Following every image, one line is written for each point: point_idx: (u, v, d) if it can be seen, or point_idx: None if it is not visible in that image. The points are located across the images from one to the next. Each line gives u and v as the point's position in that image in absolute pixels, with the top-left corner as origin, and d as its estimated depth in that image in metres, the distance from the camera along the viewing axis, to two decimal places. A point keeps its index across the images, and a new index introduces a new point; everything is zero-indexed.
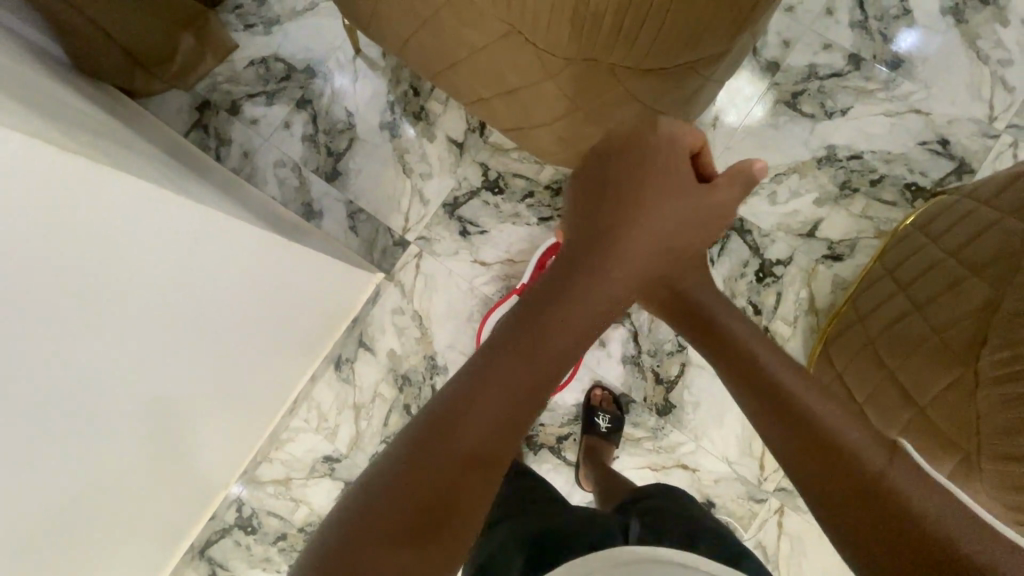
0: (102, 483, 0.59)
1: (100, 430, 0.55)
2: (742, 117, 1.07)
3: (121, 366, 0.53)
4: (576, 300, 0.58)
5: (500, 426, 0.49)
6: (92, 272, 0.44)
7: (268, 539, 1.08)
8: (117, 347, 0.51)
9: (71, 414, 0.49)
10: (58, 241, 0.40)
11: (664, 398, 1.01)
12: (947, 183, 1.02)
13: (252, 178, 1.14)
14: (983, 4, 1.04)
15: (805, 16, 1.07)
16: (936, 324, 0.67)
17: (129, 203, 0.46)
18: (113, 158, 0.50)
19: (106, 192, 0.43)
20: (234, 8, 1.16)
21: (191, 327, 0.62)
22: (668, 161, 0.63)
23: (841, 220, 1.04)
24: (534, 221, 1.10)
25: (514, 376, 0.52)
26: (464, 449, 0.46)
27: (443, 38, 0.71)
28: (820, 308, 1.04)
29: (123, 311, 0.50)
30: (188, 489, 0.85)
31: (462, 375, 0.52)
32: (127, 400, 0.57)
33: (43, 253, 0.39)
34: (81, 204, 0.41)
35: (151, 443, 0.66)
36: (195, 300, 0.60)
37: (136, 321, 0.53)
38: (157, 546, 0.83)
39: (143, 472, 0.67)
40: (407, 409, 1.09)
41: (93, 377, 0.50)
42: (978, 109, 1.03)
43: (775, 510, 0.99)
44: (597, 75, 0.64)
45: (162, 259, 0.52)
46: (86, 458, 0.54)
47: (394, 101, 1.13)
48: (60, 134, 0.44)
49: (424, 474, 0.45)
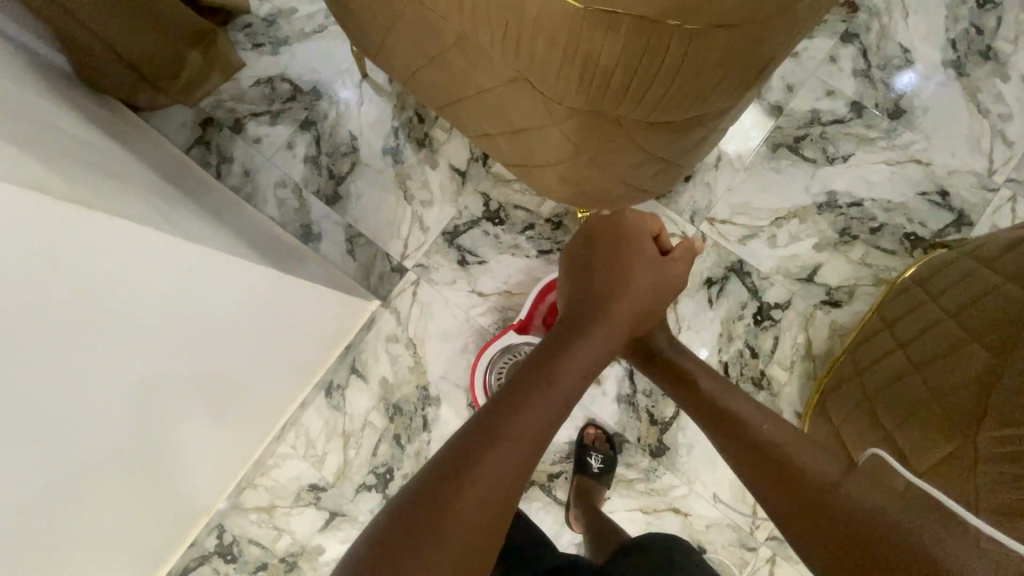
0: (77, 505, 0.57)
1: (82, 443, 0.53)
2: (744, 158, 1.08)
3: (112, 375, 0.52)
4: (578, 350, 0.70)
5: (529, 453, 0.58)
6: (69, 281, 0.42)
7: (248, 568, 1.05)
8: (105, 355, 0.50)
9: (53, 421, 0.47)
10: (20, 256, 0.38)
11: (658, 439, 1.00)
12: (945, 235, 1.03)
13: (252, 197, 1.13)
14: (984, 58, 1.06)
15: (808, 61, 1.09)
16: (937, 389, 0.67)
17: (87, 232, 0.43)
18: (91, 189, 0.49)
19: (67, 219, 0.41)
20: (243, 27, 1.16)
21: (186, 337, 0.61)
22: (641, 238, 0.82)
23: (840, 267, 1.04)
24: (533, 253, 1.09)
25: (535, 415, 0.61)
26: (502, 462, 0.55)
27: (450, 75, 0.71)
28: (818, 355, 1.03)
29: (111, 319, 0.48)
30: (168, 515, 0.83)
31: (495, 403, 0.61)
32: (111, 412, 0.55)
33: (33, 275, 0.39)
34: (33, 226, 0.38)
35: (134, 464, 0.64)
36: (187, 309, 0.59)
37: (125, 328, 0.51)
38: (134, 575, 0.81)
39: (128, 492, 0.66)
40: (397, 438, 1.07)
41: (85, 394, 0.50)
42: (978, 162, 1.04)
43: (767, 559, 0.97)
44: (603, 125, 0.63)
45: (147, 269, 0.51)
46: (65, 471, 0.52)
47: (399, 127, 1.14)
48: (37, 168, 0.42)
49: (471, 480, 0.52)
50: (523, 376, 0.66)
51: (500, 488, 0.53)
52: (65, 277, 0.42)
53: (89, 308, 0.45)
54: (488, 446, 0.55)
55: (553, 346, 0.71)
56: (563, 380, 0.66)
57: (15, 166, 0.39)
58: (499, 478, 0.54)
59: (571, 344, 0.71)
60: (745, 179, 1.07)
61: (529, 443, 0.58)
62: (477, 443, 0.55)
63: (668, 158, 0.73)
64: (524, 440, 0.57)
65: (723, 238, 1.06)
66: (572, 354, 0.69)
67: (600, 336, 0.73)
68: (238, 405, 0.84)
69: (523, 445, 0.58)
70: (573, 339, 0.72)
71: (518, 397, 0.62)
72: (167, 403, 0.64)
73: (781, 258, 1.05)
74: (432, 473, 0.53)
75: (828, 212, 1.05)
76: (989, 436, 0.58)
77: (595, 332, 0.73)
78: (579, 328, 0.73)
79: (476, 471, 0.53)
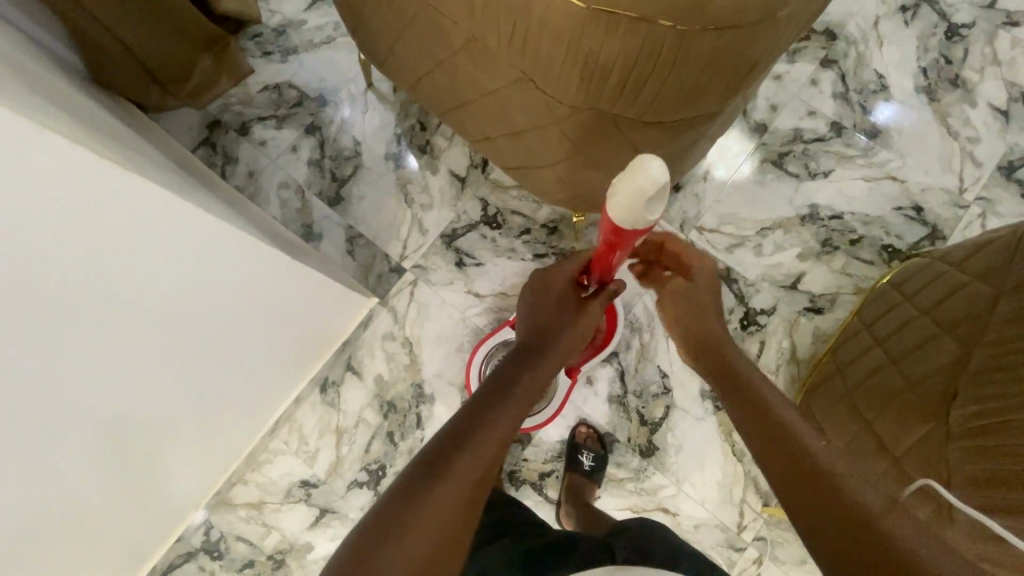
0: (59, 493, 0.59)
1: (74, 432, 0.56)
2: (731, 173, 1.13)
3: (108, 353, 0.54)
4: (526, 375, 0.74)
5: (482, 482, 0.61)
6: (85, 259, 0.44)
7: (235, 566, 1.04)
8: (104, 342, 0.52)
9: (44, 403, 0.50)
10: (56, 218, 0.40)
11: (648, 439, 1.02)
12: (921, 247, 1.08)
13: (255, 197, 1.16)
14: (953, 85, 1.13)
15: (791, 83, 1.15)
16: (911, 378, 0.71)
17: (135, 203, 0.46)
18: (131, 163, 0.51)
19: (120, 189, 0.44)
20: (254, 36, 1.21)
21: (186, 330, 0.63)
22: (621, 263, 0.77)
23: (823, 276, 1.09)
24: (529, 257, 1.13)
25: (490, 442, 0.63)
26: (458, 489, 0.58)
27: (456, 78, 0.75)
28: (801, 359, 1.07)
29: (119, 298, 0.50)
30: (147, 509, 0.82)
31: (453, 428, 0.64)
32: (99, 397, 0.57)
33: (65, 240, 0.42)
34: (89, 190, 0.41)
35: (120, 448, 0.65)
36: (188, 299, 0.60)
37: (129, 313, 0.53)
38: (110, 564, 0.81)
39: (108, 478, 0.67)
40: (391, 436, 1.07)
41: (77, 368, 0.51)
42: (949, 181, 1.10)
43: (753, 560, 0.98)
44: (601, 125, 0.67)
45: (170, 248, 0.53)
46: (51, 452, 0.54)
47: (401, 134, 1.18)
48: (94, 141, 0.46)
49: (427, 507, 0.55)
50: (482, 405, 0.68)
51: (448, 525, 0.56)
52: (94, 243, 0.44)
53: (102, 282, 0.47)
54: (444, 470, 0.59)
55: (509, 370, 0.74)
56: (510, 401, 0.69)
57: (76, 135, 0.42)
58: (445, 508, 0.56)
59: (523, 370, 0.74)
60: (732, 191, 1.12)
61: (481, 468, 0.61)
62: (433, 472, 0.58)
63: (659, 161, 0.77)
64: (479, 467, 0.61)
65: (711, 246, 1.11)
66: (522, 377, 0.73)
67: (545, 365, 0.77)
68: (232, 398, 0.85)
69: (476, 473, 0.61)
70: (526, 367, 0.75)
71: (473, 428, 0.64)
72: (160, 386, 0.66)
73: (766, 267, 1.10)
74: (395, 499, 0.56)
75: (811, 224, 1.10)
76: (959, 413, 0.61)
77: (539, 363, 0.76)
78: (533, 357, 0.77)
79: (432, 494, 0.56)
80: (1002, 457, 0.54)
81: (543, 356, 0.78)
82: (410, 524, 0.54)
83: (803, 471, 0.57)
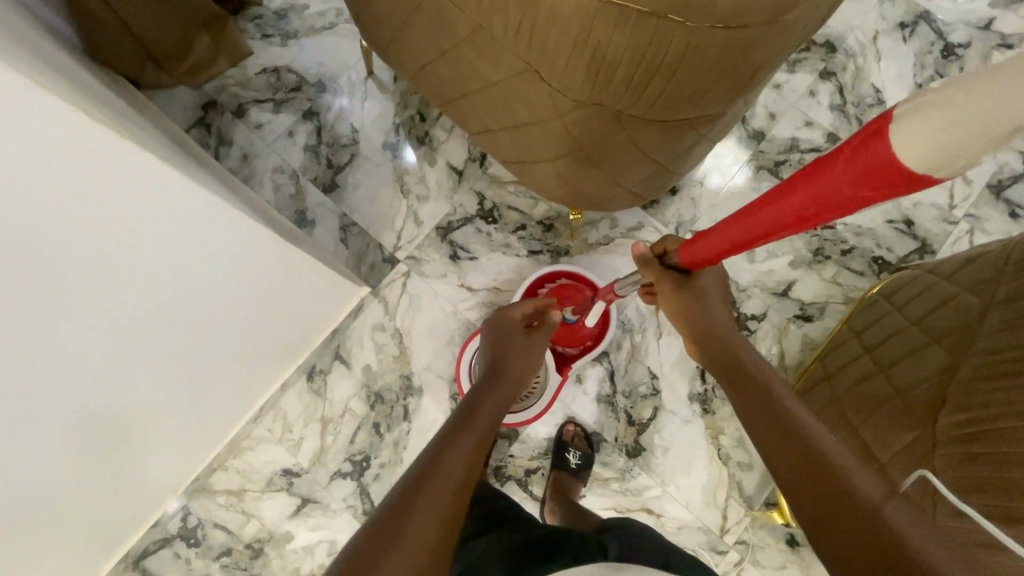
0: (34, 466, 0.57)
1: (58, 415, 0.56)
2: (726, 180, 1.13)
3: (94, 326, 0.52)
4: (496, 389, 0.77)
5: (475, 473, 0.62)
6: (84, 234, 0.43)
7: (211, 554, 1.02)
8: (96, 319, 0.52)
9: (36, 389, 0.51)
10: (62, 197, 0.39)
11: (635, 440, 1.02)
12: (910, 260, 1.10)
13: (248, 180, 1.14)
14: None
15: (790, 93, 1.16)
16: (899, 386, 0.71)
17: (147, 186, 0.45)
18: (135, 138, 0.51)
19: (135, 172, 0.43)
20: (254, 18, 1.19)
21: (183, 324, 0.65)
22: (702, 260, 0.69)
23: (814, 284, 1.10)
24: (523, 253, 1.13)
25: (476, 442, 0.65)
26: (455, 482, 0.59)
27: (460, 68, 0.75)
28: (789, 365, 1.08)
29: (113, 273, 0.49)
30: (119, 494, 0.80)
31: (442, 435, 0.65)
32: (82, 370, 0.55)
33: (70, 216, 0.41)
34: (100, 171, 0.40)
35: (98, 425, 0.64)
36: (183, 278, 0.59)
37: (120, 287, 0.52)
38: (82, 547, 0.79)
39: (85, 454, 0.65)
40: (376, 427, 1.06)
41: (63, 338, 0.50)
42: (940, 197, 1.12)
43: (734, 563, 0.99)
44: (604, 121, 0.67)
45: (173, 230, 0.52)
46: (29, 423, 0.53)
47: (400, 124, 1.17)
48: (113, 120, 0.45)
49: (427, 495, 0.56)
50: (465, 414, 0.70)
51: (447, 513, 0.56)
52: (97, 221, 0.43)
53: (97, 255, 0.46)
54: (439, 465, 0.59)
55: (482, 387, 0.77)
56: (486, 409, 0.72)
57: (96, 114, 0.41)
58: (444, 497, 0.56)
59: (496, 382, 0.78)
60: (727, 197, 1.13)
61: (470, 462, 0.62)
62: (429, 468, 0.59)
63: (660, 161, 0.77)
64: (471, 463, 0.62)
65: None
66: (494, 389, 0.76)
67: (515, 378, 0.80)
68: (217, 381, 0.83)
69: (468, 466, 0.61)
70: (497, 381, 0.78)
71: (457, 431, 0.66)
72: (143, 364, 0.64)
73: (759, 273, 1.10)
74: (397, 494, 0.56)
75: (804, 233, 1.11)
76: (945, 422, 0.62)
77: (506, 377, 0.79)
78: (502, 374, 0.80)
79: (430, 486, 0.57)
80: (983, 465, 0.55)
81: (511, 372, 0.80)
82: (412, 512, 0.54)
83: (806, 463, 0.56)
